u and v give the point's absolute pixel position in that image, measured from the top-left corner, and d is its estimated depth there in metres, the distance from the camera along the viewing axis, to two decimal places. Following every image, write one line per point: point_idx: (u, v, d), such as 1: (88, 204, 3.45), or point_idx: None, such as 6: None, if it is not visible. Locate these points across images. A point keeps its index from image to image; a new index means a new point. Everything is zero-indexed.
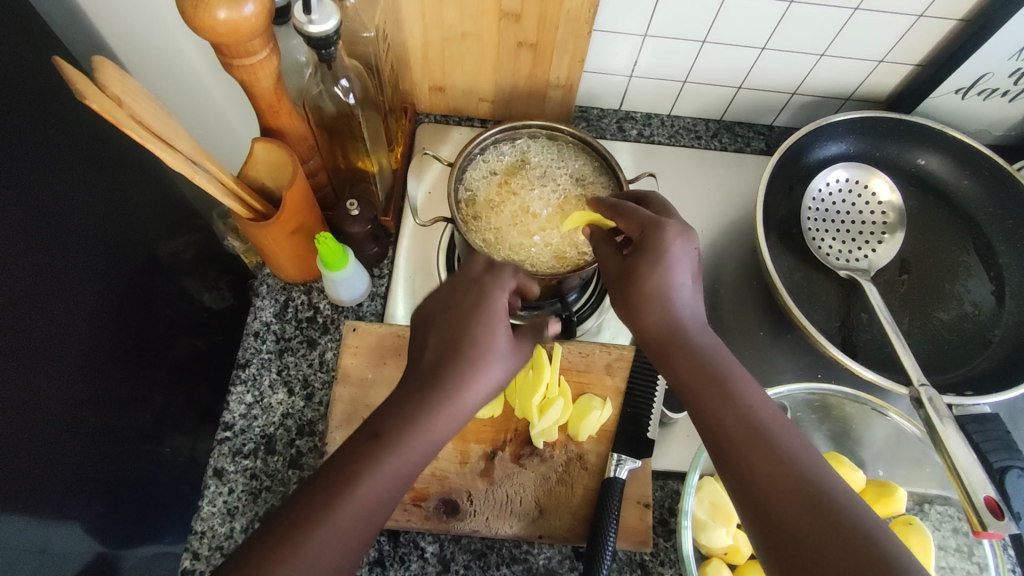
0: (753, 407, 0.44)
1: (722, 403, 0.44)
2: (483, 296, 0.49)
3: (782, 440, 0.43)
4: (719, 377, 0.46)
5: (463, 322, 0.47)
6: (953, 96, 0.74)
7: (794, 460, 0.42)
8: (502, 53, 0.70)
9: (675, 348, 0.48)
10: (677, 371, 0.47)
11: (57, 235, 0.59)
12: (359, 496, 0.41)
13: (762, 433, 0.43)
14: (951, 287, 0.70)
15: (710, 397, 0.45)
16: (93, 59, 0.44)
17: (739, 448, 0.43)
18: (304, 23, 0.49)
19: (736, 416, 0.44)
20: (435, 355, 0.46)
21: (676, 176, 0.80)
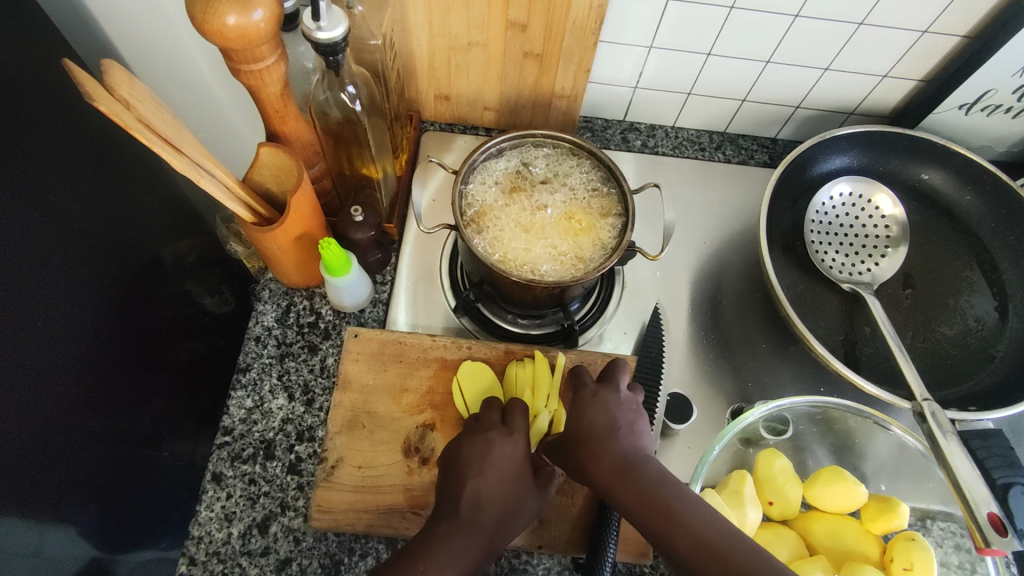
0: (664, 488, 0.45)
1: (635, 489, 0.46)
2: (514, 455, 0.54)
3: (691, 512, 0.43)
4: (636, 465, 0.48)
5: (497, 482, 0.52)
6: (956, 111, 0.74)
7: (703, 531, 0.42)
8: (507, 62, 0.70)
9: (594, 448, 0.51)
10: (596, 469, 0.49)
11: (60, 236, 0.59)
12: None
13: (672, 511, 0.44)
14: (953, 301, 0.70)
15: (626, 488, 0.47)
16: (103, 62, 0.44)
17: (653, 529, 0.44)
18: (312, 29, 0.50)
19: (647, 501, 0.45)
20: (474, 500, 0.51)
21: (680, 188, 0.81)
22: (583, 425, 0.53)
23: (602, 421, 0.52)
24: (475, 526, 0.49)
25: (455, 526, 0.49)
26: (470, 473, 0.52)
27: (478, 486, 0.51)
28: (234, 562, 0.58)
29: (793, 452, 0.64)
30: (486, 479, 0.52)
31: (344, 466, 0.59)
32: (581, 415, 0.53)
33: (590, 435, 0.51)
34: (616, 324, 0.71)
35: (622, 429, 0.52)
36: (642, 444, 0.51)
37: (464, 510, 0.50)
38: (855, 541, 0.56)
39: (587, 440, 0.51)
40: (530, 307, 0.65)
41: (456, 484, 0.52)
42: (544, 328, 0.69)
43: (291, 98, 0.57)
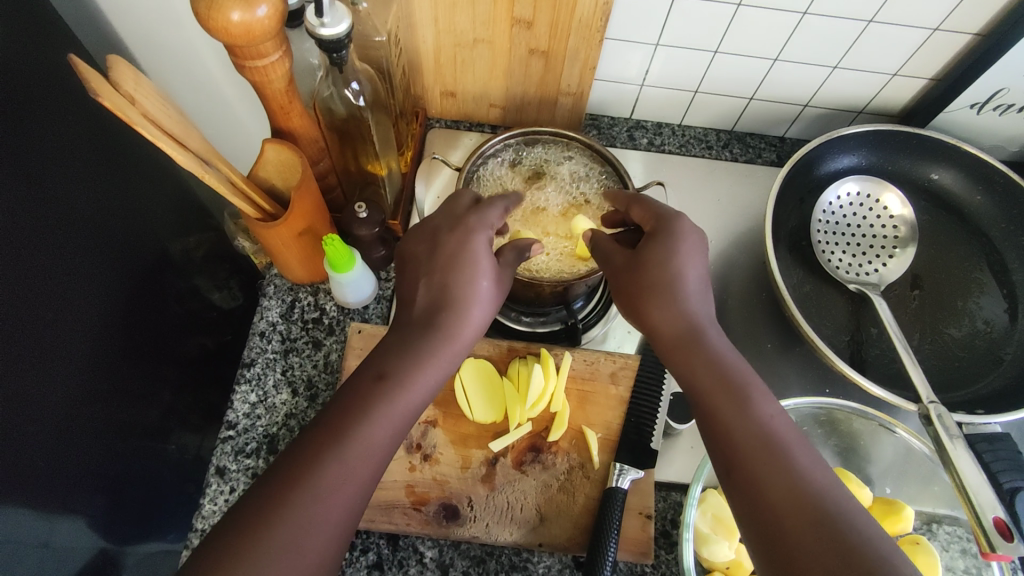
0: (773, 421, 0.43)
1: (739, 411, 0.43)
2: (433, 287, 0.51)
3: (800, 459, 0.41)
4: (747, 390, 0.44)
5: (441, 274, 0.51)
6: (968, 110, 0.73)
7: (807, 478, 0.40)
8: (513, 59, 0.70)
9: (688, 352, 0.47)
10: (694, 372, 0.46)
11: (70, 229, 0.60)
12: (370, 419, 0.44)
13: (778, 447, 0.41)
14: (963, 303, 0.69)
15: (730, 407, 0.43)
16: (109, 58, 0.45)
17: (750, 454, 0.42)
18: (316, 26, 0.50)
19: (753, 431, 0.42)
20: (424, 301, 0.50)
21: (686, 186, 0.80)
22: (653, 282, 0.50)
23: (700, 313, 0.49)
24: (415, 329, 0.49)
25: (391, 344, 0.48)
26: (416, 273, 0.52)
27: (427, 283, 0.51)
28: None
29: None
30: (437, 275, 0.51)
31: None
32: (667, 262, 0.50)
33: (690, 339, 0.48)
34: (620, 323, 0.70)
35: (721, 337, 0.48)
36: (739, 358, 0.47)
37: (415, 314, 0.50)
38: None
39: (681, 330, 0.48)
40: (533, 305, 0.65)
41: (411, 286, 0.52)
42: (548, 326, 0.69)
43: (296, 94, 0.57)
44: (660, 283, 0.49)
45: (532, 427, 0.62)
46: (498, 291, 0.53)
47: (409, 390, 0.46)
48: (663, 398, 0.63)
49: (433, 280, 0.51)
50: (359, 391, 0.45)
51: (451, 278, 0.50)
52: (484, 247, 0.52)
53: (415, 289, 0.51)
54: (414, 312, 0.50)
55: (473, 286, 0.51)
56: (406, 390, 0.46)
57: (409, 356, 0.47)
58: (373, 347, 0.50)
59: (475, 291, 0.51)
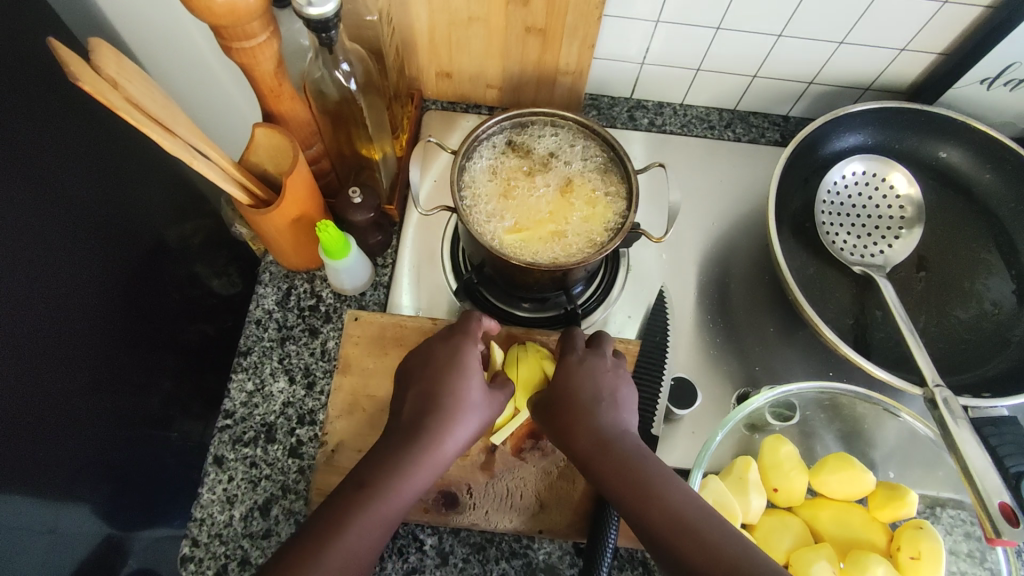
0: (647, 465, 0.48)
1: (615, 463, 0.48)
2: (454, 353, 0.54)
3: (669, 492, 0.45)
4: (613, 438, 0.50)
5: (430, 381, 0.53)
6: (977, 85, 0.71)
7: (679, 510, 0.44)
8: (509, 38, 0.68)
9: (579, 416, 0.52)
10: (576, 438, 0.51)
11: (64, 216, 0.59)
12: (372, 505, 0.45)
13: (648, 486, 0.46)
14: (970, 284, 0.68)
15: (605, 463, 0.49)
16: (89, 40, 0.43)
17: (628, 501, 0.46)
18: (303, 5, 0.48)
19: (624, 474, 0.47)
20: (414, 407, 0.51)
21: (688, 167, 0.79)
22: (556, 397, 0.54)
23: (587, 390, 0.53)
24: (409, 432, 0.49)
25: (393, 441, 0.49)
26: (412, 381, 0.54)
27: (418, 393, 0.52)
28: (236, 544, 0.59)
29: (801, 437, 0.63)
30: (426, 386, 0.52)
31: (345, 450, 0.59)
32: (568, 378, 0.54)
33: (570, 403, 0.53)
34: (621, 307, 0.69)
35: (605, 399, 0.53)
36: (624, 420, 0.52)
37: (406, 421, 0.51)
38: (861, 529, 0.55)
39: (566, 413, 0.53)
40: (531, 290, 0.64)
41: (404, 395, 0.54)
42: (547, 313, 0.68)
43: (286, 77, 0.55)
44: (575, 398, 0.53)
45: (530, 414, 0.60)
46: (490, 410, 0.54)
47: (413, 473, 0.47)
48: (664, 384, 0.63)
49: (426, 387, 0.52)
50: (365, 476, 0.47)
51: (466, 347, 0.55)
52: (473, 359, 0.54)
53: (454, 352, 0.54)
54: (406, 418, 0.51)
55: (466, 395, 0.52)
56: (436, 446, 0.49)
57: (410, 449, 0.48)
58: (397, 407, 0.53)
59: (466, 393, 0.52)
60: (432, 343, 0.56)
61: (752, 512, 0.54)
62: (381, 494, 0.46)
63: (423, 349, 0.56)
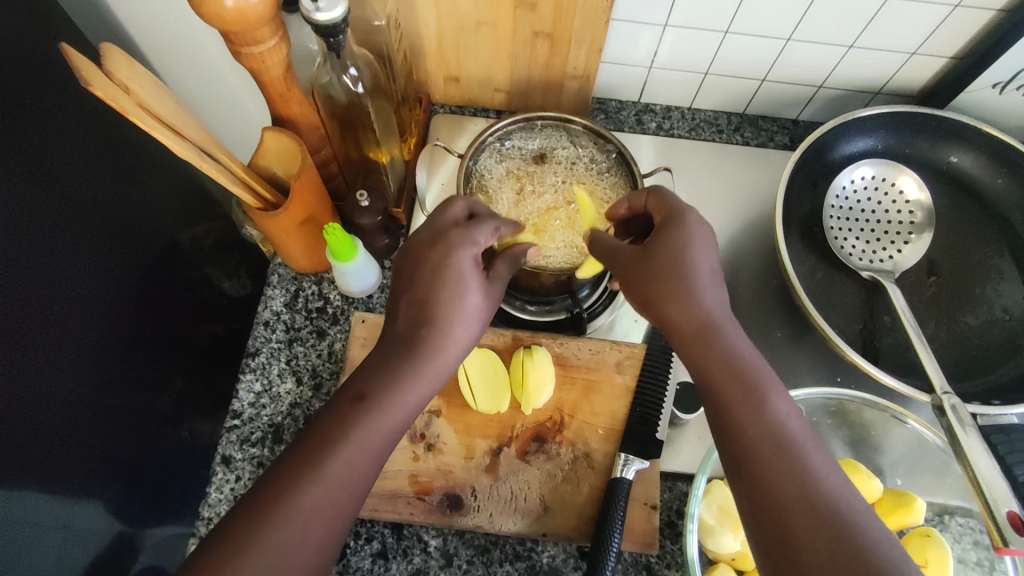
0: (748, 365, 0.45)
1: (717, 353, 0.45)
2: (435, 315, 0.49)
3: (819, 465, 0.41)
4: (764, 388, 0.43)
5: (427, 289, 0.49)
6: (990, 90, 0.70)
7: (824, 483, 0.40)
8: (517, 43, 0.69)
9: (700, 344, 0.46)
10: (714, 374, 0.45)
11: (77, 218, 0.60)
12: (389, 397, 0.45)
13: (801, 455, 0.41)
14: (981, 290, 0.67)
15: (745, 411, 0.43)
16: (102, 46, 0.44)
17: (762, 465, 0.41)
18: (311, 11, 0.49)
19: (772, 437, 0.41)
20: (376, 372, 0.47)
21: (695, 172, 0.78)
22: (687, 320, 0.47)
23: (706, 314, 0.47)
24: (378, 396, 0.45)
25: (393, 346, 0.48)
26: (411, 287, 0.50)
27: (384, 356, 0.48)
28: None
29: None
30: (387, 355, 0.47)
31: None
32: (692, 301, 0.47)
33: (710, 331, 0.46)
34: (626, 310, 0.69)
35: (728, 325, 0.47)
36: (720, 302, 0.48)
37: (366, 386, 0.46)
38: None
39: (698, 334, 0.47)
40: (535, 287, 0.65)
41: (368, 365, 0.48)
42: (552, 315, 0.68)
43: (295, 80, 0.56)
44: (671, 262, 0.48)
45: (534, 419, 0.61)
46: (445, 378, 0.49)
47: (385, 415, 0.45)
48: (669, 390, 0.62)
49: (390, 355, 0.47)
50: (341, 417, 0.44)
51: (407, 352, 0.47)
52: (468, 259, 0.51)
53: (435, 313, 0.49)
54: (368, 383, 0.46)
55: (420, 368, 0.47)
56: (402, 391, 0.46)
57: (377, 400, 0.45)
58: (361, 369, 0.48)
59: (463, 304, 0.50)
60: (414, 293, 0.50)
61: None
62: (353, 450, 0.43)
63: (393, 333, 0.49)
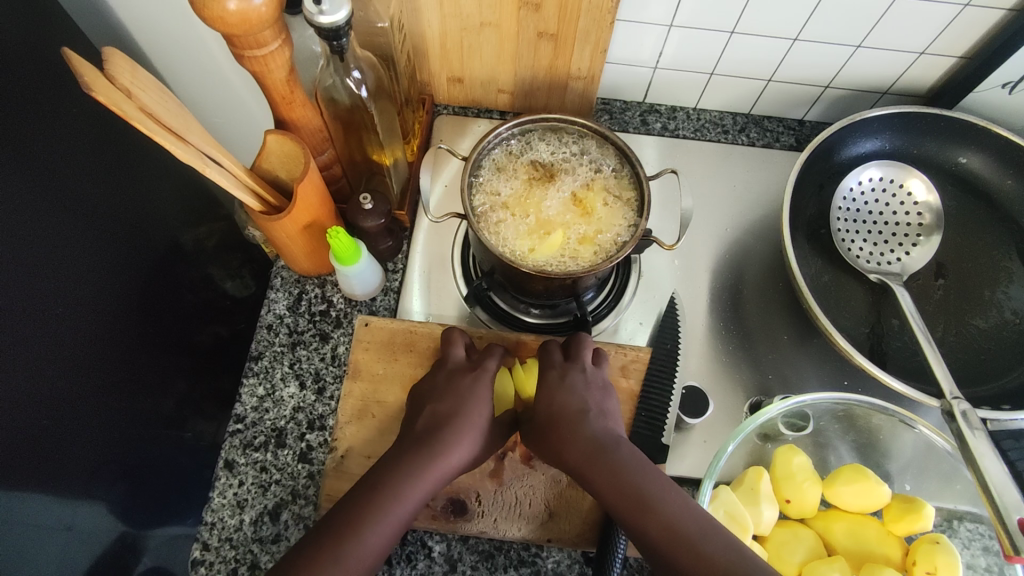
0: (641, 477, 0.47)
1: (608, 472, 0.48)
2: (450, 405, 0.53)
3: (667, 504, 0.45)
4: (609, 447, 0.49)
5: (438, 404, 0.54)
6: (999, 90, 0.70)
7: (672, 521, 0.44)
8: (521, 43, 0.68)
9: (568, 425, 0.51)
10: (566, 452, 0.51)
11: (80, 221, 0.59)
12: (399, 493, 0.47)
13: (647, 500, 0.45)
14: (989, 293, 0.66)
15: (599, 473, 0.48)
16: (104, 50, 0.43)
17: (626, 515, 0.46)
18: (314, 13, 0.48)
19: (622, 488, 0.46)
20: (393, 460, 0.49)
21: (700, 173, 0.78)
22: (555, 426, 0.52)
23: (574, 404, 0.53)
24: (388, 477, 0.48)
25: (408, 447, 0.50)
26: (427, 402, 0.55)
27: (399, 447, 0.51)
28: (246, 549, 0.59)
29: (814, 448, 0.62)
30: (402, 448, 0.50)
31: (353, 456, 0.60)
32: (552, 400, 0.53)
33: (565, 416, 0.52)
34: (632, 313, 0.69)
35: (592, 411, 0.52)
36: (613, 428, 0.52)
37: (378, 472, 0.48)
38: (875, 544, 0.55)
39: (559, 421, 0.52)
40: (542, 298, 0.64)
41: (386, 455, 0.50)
42: (556, 319, 0.68)
43: (298, 84, 0.56)
44: (557, 412, 0.52)
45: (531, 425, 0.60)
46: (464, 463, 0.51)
47: (400, 498, 0.47)
48: (674, 393, 0.62)
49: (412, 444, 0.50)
50: (357, 502, 0.46)
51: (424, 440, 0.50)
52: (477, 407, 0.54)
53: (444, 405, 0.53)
54: (379, 471, 0.49)
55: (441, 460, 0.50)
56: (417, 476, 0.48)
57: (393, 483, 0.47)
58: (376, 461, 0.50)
59: (473, 416, 0.53)
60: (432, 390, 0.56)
61: (763, 523, 0.54)
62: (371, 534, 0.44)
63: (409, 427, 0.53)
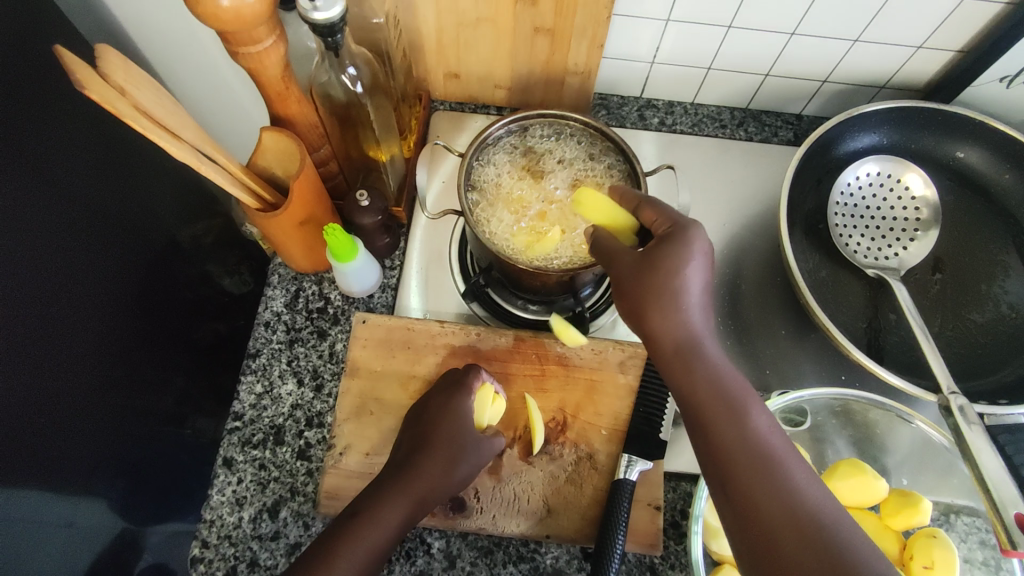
0: (732, 384, 0.47)
1: (703, 379, 0.48)
2: (434, 425, 0.55)
3: (757, 418, 0.46)
4: (700, 345, 0.49)
5: (424, 424, 0.55)
6: (997, 84, 0.69)
7: (761, 434, 0.45)
8: (517, 39, 0.68)
9: (659, 306, 0.49)
10: (658, 337, 0.50)
11: (77, 218, 0.59)
12: (380, 516, 0.49)
13: (739, 409, 0.46)
14: (987, 287, 0.66)
15: (691, 372, 0.48)
16: (97, 47, 0.43)
17: (710, 417, 0.46)
18: (308, 10, 0.48)
19: (714, 394, 0.47)
20: (380, 485, 0.52)
21: (698, 167, 0.78)
22: (655, 280, 0.49)
23: (682, 280, 0.49)
24: (370, 503, 0.50)
25: (392, 471, 0.53)
26: (415, 422, 0.56)
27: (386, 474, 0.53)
28: (245, 546, 0.59)
29: (812, 443, 0.62)
30: (393, 472, 0.53)
31: (351, 453, 0.60)
32: (665, 269, 0.49)
33: (661, 293, 0.49)
34: None
35: (691, 302, 0.49)
36: (702, 325, 0.50)
37: (366, 497, 0.51)
38: (874, 537, 0.55)
39: (649, 301, 0.49)
40: (540, 294, 0.64)
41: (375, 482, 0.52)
42: (554, 315, 0.68)
43: (293, 80, 0.55)
44: (666, 289, 0.49)
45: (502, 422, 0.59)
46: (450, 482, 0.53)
47: (381, 519, 0.49)
48: None
49: (397, 468, 0.53)
50: (341, 527, 0.48)
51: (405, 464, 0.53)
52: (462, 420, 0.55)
53: (429, 425, 0.55)
54: (367, 495, 0.51)
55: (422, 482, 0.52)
56: (396, 499, 0.50)
57: (374, 508, 0.50)
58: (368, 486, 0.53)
59: (453, 432, 0.54)
60: (422, 410, 0.57)
61: None
62: (354, 555, 0.47)
63: (400, 450, 0.55)
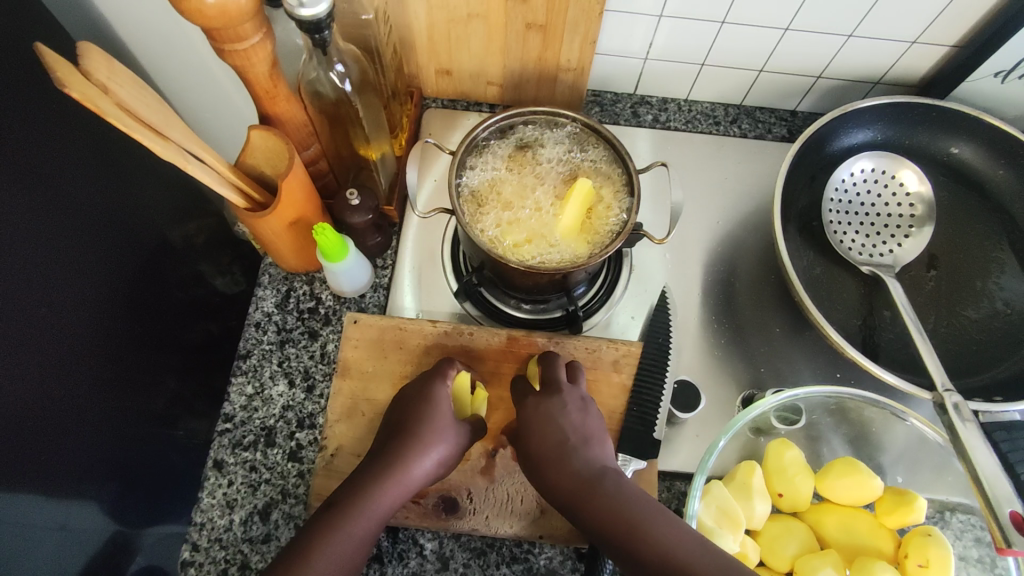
0: (635, 503, 0.46)
1: (604, 501, 0.47)
2: (415, 415, 0.54)
3: (661, 524, 0.44)
4: (601, 479, 0.49)
5: (403, 416, 0.54)
6: (991, 79, 0.69)
7: (669, 538, 0.43)
8: (509, 35, 0.67)
9: (552, 466, 0.51)
10: (558, 485, 0.50)
11: (65, 218, 0.58)
12: (361, 507, 0.47)
13: (637, 523, 0.44)
14: (982, 284, 0.66)
15: (597, 505, 0.47)
16: (79, 45, 0.43)
17: (620, 538, 0.45)
18: (295, 6, 0.47)
19: (615, 517, 0.45)
20: (359, 477, 0.50)
21: (692, 164, 0.77)
22: (536, 448, 0.53)
23: (556, 433, 0.53)
24: (349, 495, 0.48)
25: (372, 463, 0.51)
26: (395, 415, 0.55)
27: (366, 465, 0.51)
28: (236, 549, 0.59)
29: (806, 441, 0.62)
30: (371, 464, 0.51)
31: (343, 454, 0.59)
32: (532, 435, 0.53)
33: (555, 448, 0.52)
34: (624, 307, 0.68)
35: (579, 441, 0.52)
36: (600, 453, 0.52)
37: (344, 490, 0.49)
38: (868, 536, 0.55)
39: (551, 462, 0.51)
40: (533, 293, 0.63)
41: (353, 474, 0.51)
42: (548, 313, 0.67)
43: (281, 78, 0.55)
44: (551, 419, 0.54)
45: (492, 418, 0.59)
46: (431, 471, 0.52)
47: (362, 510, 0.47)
48: (668, 386, 0.61)
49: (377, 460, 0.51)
50: (321, 520, 0.46)
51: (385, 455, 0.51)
52: (444, 411, 0.54)
53: (408, 415, 0.54)
54: (345, 488, 0.49)
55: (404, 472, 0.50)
56: (377, 490, 0.49)
57: (355, 500, 0.48)
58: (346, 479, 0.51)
59: (435, 421, 0.53)
60: (403, 402, 0.56)
61: (755, 517, 0.54)
62: (335, 546, 0.45)
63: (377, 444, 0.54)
